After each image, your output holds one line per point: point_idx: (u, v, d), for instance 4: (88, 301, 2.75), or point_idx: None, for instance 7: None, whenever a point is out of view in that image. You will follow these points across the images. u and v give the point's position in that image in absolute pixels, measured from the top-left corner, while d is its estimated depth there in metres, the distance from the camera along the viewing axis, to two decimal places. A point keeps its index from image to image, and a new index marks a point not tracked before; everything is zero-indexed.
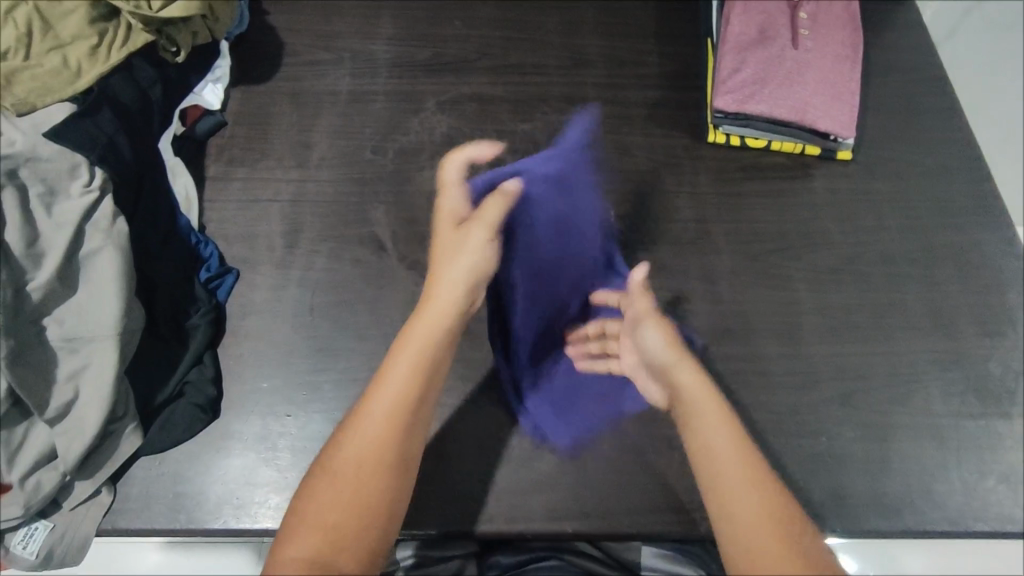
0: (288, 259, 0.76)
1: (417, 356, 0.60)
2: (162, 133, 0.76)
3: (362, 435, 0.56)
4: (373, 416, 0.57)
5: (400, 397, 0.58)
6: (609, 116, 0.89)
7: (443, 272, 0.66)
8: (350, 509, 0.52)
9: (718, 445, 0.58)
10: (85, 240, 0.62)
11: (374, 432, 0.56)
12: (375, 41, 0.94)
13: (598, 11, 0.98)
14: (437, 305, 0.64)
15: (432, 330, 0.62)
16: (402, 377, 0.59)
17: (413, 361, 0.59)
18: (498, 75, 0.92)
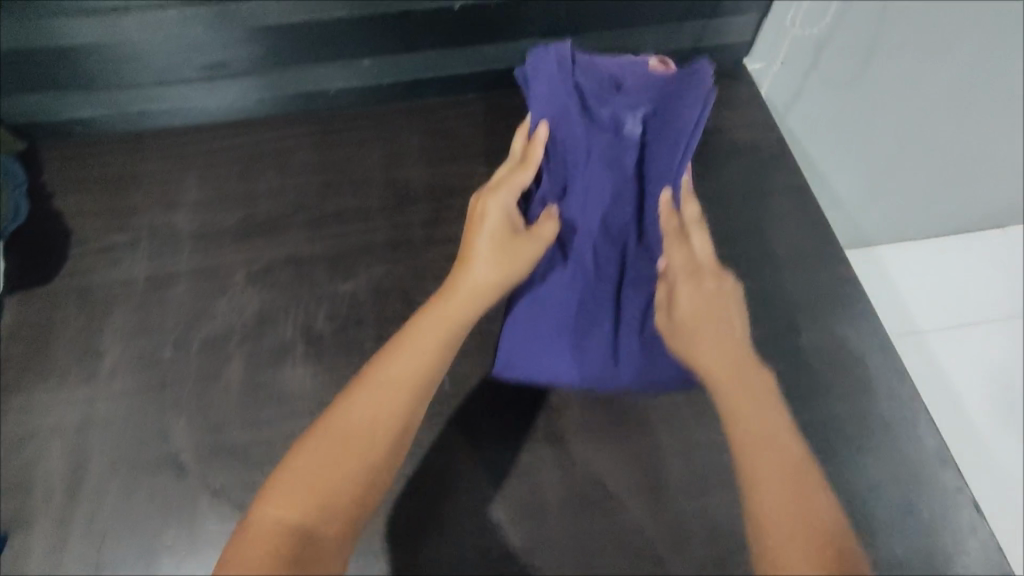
0: (69, 506, 0.66)
1: (402, 390, 0.52)
2: None
3: (357, 418, 0.50)
4: (363, 403, 0.50)
5: (414, 371, 0.53)
6: (440, 256, 0.82)
7: (482, 267, 0.60)
8: (341, 493, 0.47)
9: (769, 455, 0.47)
10: None
11: (379, 401, 0.51)
12: (176, 210, 0.86)
13: (421, 138, 0.92)
14: (463, 290, 0.59)
15: (460, 304, 0.58)
16: (431, 339, 0.55)
17: (413, 358, 0.53)
18: (316, 229, 0.84)
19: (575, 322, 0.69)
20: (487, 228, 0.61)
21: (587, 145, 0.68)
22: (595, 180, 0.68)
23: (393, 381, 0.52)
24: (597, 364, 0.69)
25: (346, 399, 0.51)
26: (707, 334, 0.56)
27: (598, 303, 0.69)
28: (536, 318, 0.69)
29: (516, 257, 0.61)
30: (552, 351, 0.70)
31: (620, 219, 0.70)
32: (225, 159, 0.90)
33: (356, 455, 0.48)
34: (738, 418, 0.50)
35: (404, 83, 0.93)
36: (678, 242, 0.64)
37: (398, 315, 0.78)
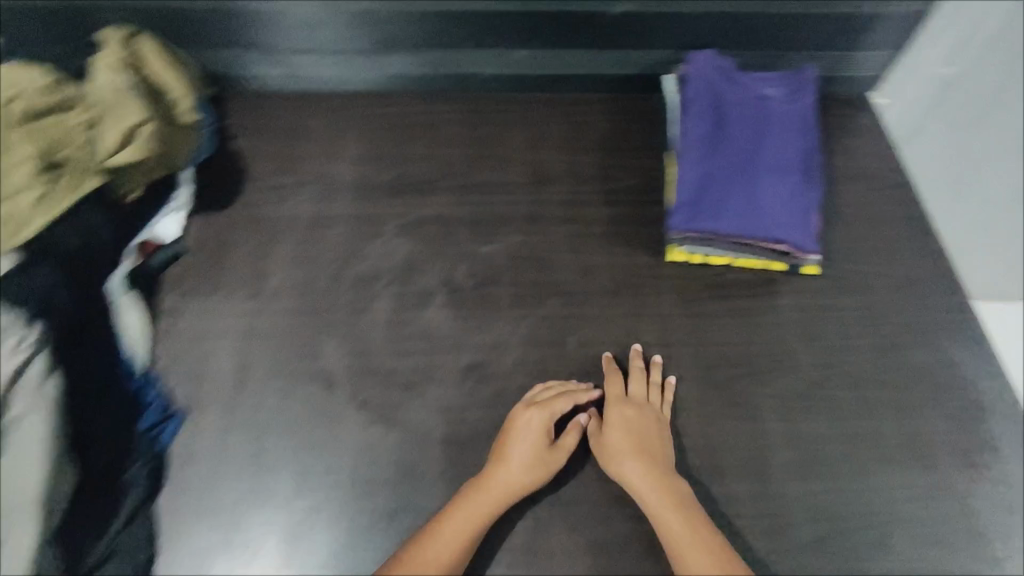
0: (235, 398, 0.74)
1: (433, 570, 0.63)
2: (111, 272, 0.76)
3: (421, 565, 0.63)
4: (422, 554, 0.64)
5: (434, 568, 0.63)
6: (569, 234, 0.89)
7: (519, 470, 0.68)
8: None
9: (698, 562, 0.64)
10: (11, 404, 0.59)
11: (428, 564, 0.63)
12: (337, 163, 0.95)
13: (558, 127, 1.00)
14: (496, 483, 0.68)
15: (499, 496, 0.67)
16: (474, 521, 0.66)
17: (439, 550, 0.64)
18: (461, 195, 0.92)
19: (723, 179, 0.84)
20: (519, 438, 0.70)
21: (735, 89, 0.90)
22: (741, 111, 0.88)
23: (429, 573, 0.63)
24: (736, 229, 0.81)
25: (404, 560, 0.63)
26: (637, 458, 0.70)
27: (741, 167, 0.84)
28: (691, 176, 0.84)
29: (541, 461, 0.70)
30: (701, 203, 0.83)
31: (746, 202, 0.82)
32: (381, 125, 1.00)
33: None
34: (682, 556, 0.65)
35: (546, 74, 1.00)
36: (632, 407, 0.74)
37: (529, 280, 0.85)
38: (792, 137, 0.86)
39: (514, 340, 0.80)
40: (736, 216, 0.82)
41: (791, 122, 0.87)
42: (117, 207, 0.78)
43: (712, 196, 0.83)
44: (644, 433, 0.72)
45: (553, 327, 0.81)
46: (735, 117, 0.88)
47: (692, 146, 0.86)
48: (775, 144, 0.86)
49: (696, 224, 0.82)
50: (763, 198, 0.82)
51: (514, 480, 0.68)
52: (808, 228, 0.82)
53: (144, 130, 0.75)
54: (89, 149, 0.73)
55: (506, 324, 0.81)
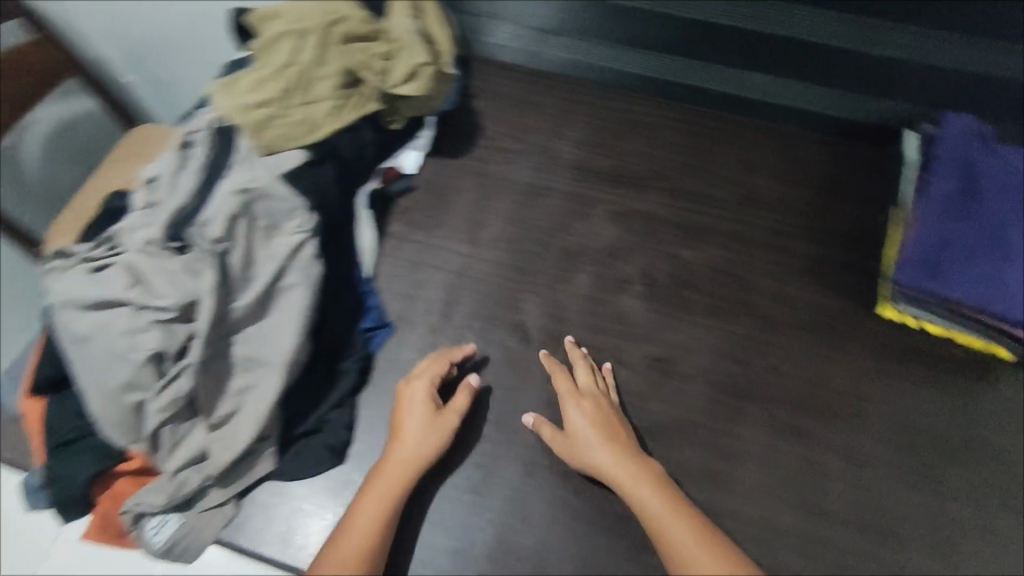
0: (438, 327, 0.80)
1: (373, 524, 0.63)
2: (360, 188, 0.85)
3: (359, 519, 0.63)
4: (357, 532, 0.63)
5: (371, 525, 0.63)
6: (774, 261, 0.88)
7: (405, 444, 0.68)
8: None
9: (684, 542, 0.62)
10: (288, 273, 0.68)
11: (365, 517, 0.64)
12: (561, 141, 1.00)
13: (776, 157, 0.99)
14: (400, 456, 0.67)
15: (398, 468, 0.66)
16: (378, 494, 0.65)
17: (372, 503, 0.65)
18: (672, 198, 0.94)
19: (965, 245, 0.79)
20: (415, 409, 0.70)
21: (996, 157, 0.84)
22: (999, 180, 0.82)
23: (366, 529, 0.63)
24: (970, 297, 0.77)
25: (337, 541, 0.62)
26: (605, 446, 0.68)
27: (990, 236, 0.79)
28: (927, 235, 0.81)
29: (435, 434, 0.69)
30: (935, 264, 0.79)
31: (987, 272, 0.77)
32: (606, 116, 1.03)
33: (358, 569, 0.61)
34: (667, 540, 0.62)
35: (776, 104, 1.00)
36: (575, 404, 0.72)
37: (728, 295, 0.85)
38: None
39: (704, 348, 0.80)
40: (972, 286, 0.77)
41: None
42: (382, 132, 0.86)
43: (948, 259, 0.79)
44: (571, 430, 0.70)
45: (745, 347, 0.81)
46: (991, 184, 0.82)
47: (935, 206, 0.82)
48: None
49: (924, 283, 0.79)
50: (1010, 273, 0.77)
51: (415, 452, 0.67)
52: None
53: (426, 71, 0.83)
54: (381, 77, 0.82)
55: (698, 330, 0.82)
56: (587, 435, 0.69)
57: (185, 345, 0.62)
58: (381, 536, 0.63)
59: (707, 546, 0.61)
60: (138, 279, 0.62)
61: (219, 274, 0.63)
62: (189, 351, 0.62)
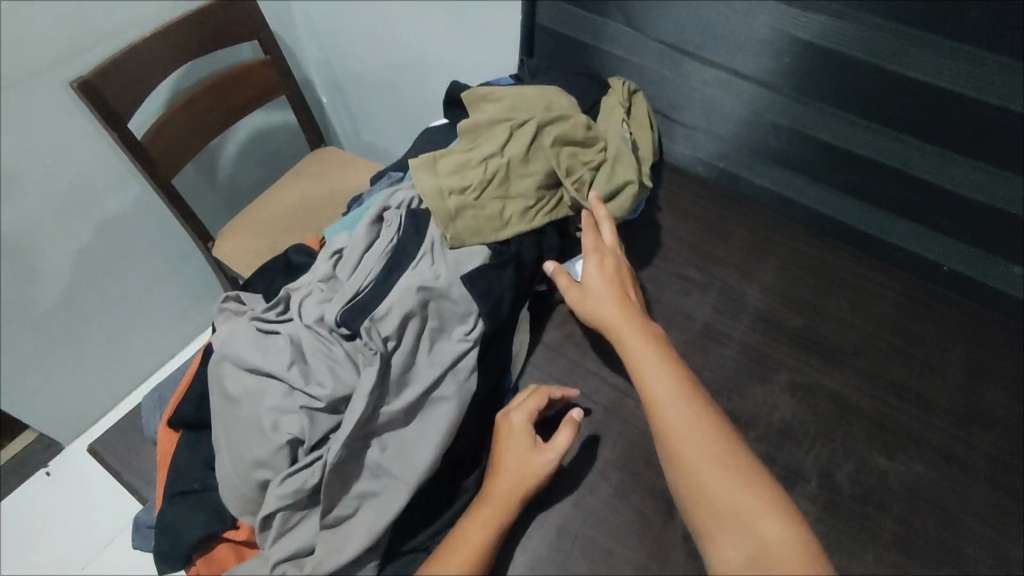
0: (574, 467, 0.71)
1: (476, 546, 0.60)
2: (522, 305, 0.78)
3: (460, 542, 0.61)
4: (453, 565, 0.59)
5: (475, 549, 0.60)
6: (992, 501, 0.71)
7: (512, 463, 0.65)
8: None
9: (689, 441, 0.60)
10: (444, 383, 0.63)
11: (466, 536, 0.61)
12: (748, 281, 0.89)
13: (1012, 367, 0.82)
14: (506, 479, 0.64)
15: (504, 491, 0.63)
16: (482, 527, 0.61)
17: (477, 525, 0.62)
18: (871, 384, 0.80)
19: None
20: (516, 432, 0.67)
21: None
22: None
23: (470, 542, 0.61)
24: None
25: (434, 565, 0.59)
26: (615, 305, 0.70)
27: None
28: None
29: (536, 462, 0.65)
30: None
31: None
32: (805, 266, 0.92)
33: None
34: (672, 439, 0.61)
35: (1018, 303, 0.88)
36: (596, 259, 0.73)
37: (926, 532, 0.69)
38: None
39: None
40: None
41: None
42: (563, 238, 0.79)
43: None
44: (588, 288, 0.72)
45: None
46: None
47: None
48: None
49: None
50: None
51: (521, 475, 0.64)
52: None
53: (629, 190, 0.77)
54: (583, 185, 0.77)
55: (881, 565, 0.67)
56: (599, 291, 0.71)
57: (325, 436, 0.59)
58: (483, 559, 0.60)
59: (712, 444, 0.60)
60: (300, 356, 0.61)
61: (380, 374, 0.59)
62: (327, 444, 0.59)
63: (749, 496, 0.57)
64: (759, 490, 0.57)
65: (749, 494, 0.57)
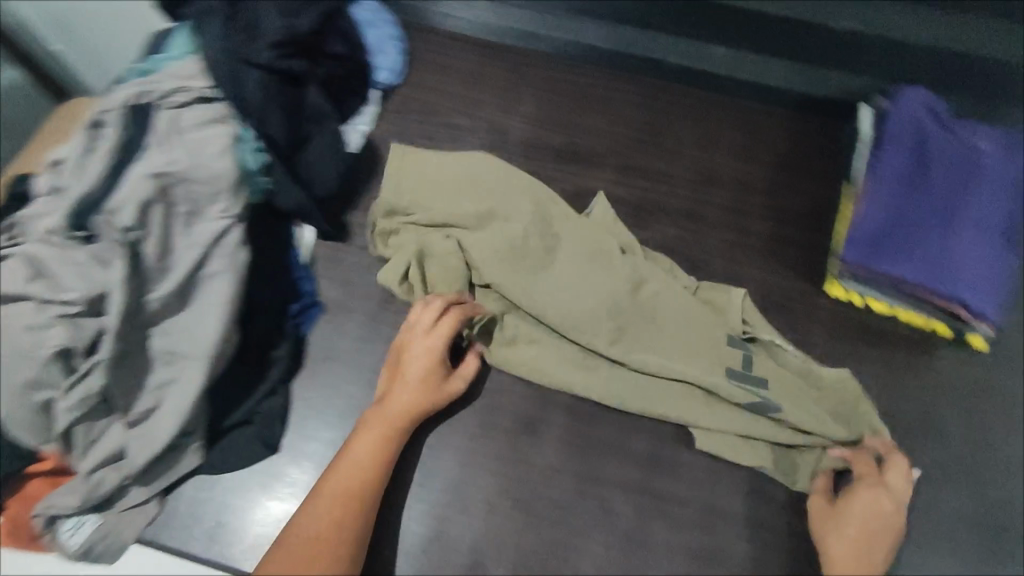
0: (379, 312, 0.77)
1: (376, 460, 0.63)
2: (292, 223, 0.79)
3: (354, 458, 0.63)
4: (346, 473, 0.62)
5: (370, 465, 0.62)
6: (726, 241, 0.86)
7: (412, 378, 0.67)
8: (310, 568, 0.56)
9: None
10: (211, 260, 0.64)
11: (362, 456, 0.63)
12: (511, 116, 0.95)
13: (737, 134, 0.95)
14: (404, 394, 0.66)
15: (416, 413, 0.66)
16: (374, 438, 0.64)
17: (372, 437, 0.64)
18: (624, 176, 0.91)
19: (906, 225, 0.80)
20: (417, 345, 0.68)
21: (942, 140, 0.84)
22: (944, 160, 0.82)
23: (368, 462, 0.62)
24: (911, 271, 0.78)
25: (330, 476, 0.61)
26: (857, 534, 0.61)
27: (928, 217, 0.80)
28: (873, 213, 0.81)
29: (441, 389, 0.67)
30: (882, 243, 0.80)
31: (927, 252, 0.78)
32: (559, 90, 0.98)
33: (349, 506, 0.60)
34: None
35: (749, 80, 0.96)
36: (886, 492, 0.63)
37: None
38: (997, 200, 0.80)
39: None
40: (917, 266, 0.78)
41: (999, 187, 0.81)
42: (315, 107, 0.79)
43: (892, 238, 0.80)
44: (847, 516, 0.63)
45: None
46: (937, 162, 0.83)
47: (882, 186, 0.82)
48: (978, 203, 0.80)
49: (869, 264, 0.79)
50: (949, 251, 0.78)
51: (414, 391, 0.66)
52: (989, 293, 0.76)
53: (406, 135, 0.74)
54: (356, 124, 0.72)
55: None
56: (856, 530, 0.62)
57: (95, 341, 0.59)
58: (379, 475, 0.63)
59: None
60: (40, 272, 0.57)
61: (131, 265, 0.59)
62: (100, 347, 0.58)
63: None
64: None
65: None
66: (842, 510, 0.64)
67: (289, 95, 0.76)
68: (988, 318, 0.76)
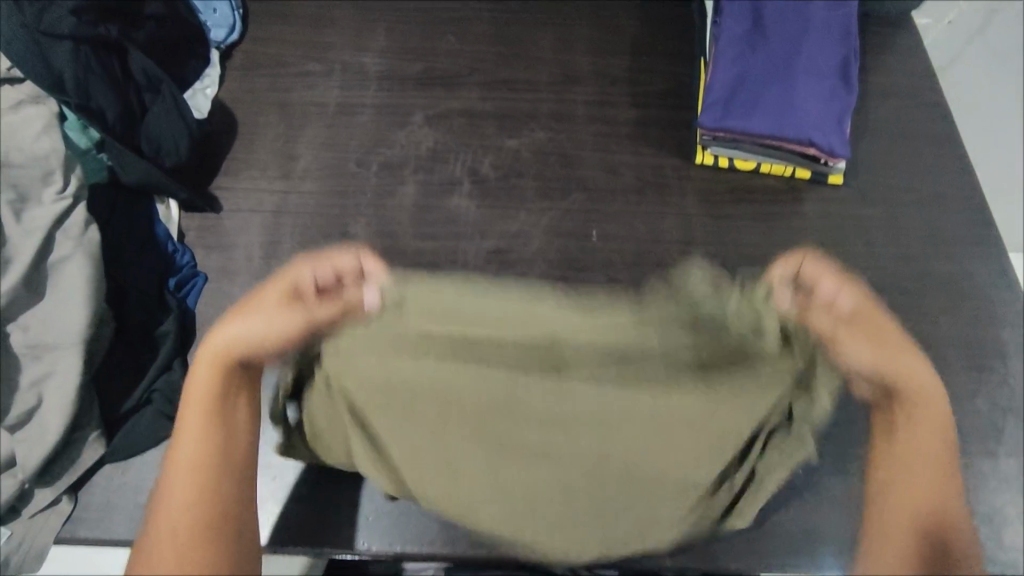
0: (264, 270, 0.76)
1: (202, 416, 0.57)
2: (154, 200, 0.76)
3: (193, 421, 0.57)
4: (190, 447, 0.56)
5: (197, 433, 0.56)
6: (596, 134, 0.88)
7: (246, 318, 0.60)
8: (172, 542, 0.51)
9: (932, 444, 0.60)
10: (55, 246, 0.61)
11: (186, 418, 0.57)
12: (365, 53, 0.92)
13: (591, 29, 0.95)
14: (218, 342, 0.59)
15: (240, 352, 0.59)
16: (197, 404, 0.58)
17: (197, 398, 0.58)
18: (489, 90, 0.90)
19: (756, 82, 0.83)
20: (274, 288, 0.61)
21: None
22: (781, 15, 0.85)
23: (196, 424, 0.57)
24: (767, 124, 0.81)
25: (172, 451, 0.56)
26: (868, 343, 0.60)
27: (773, 72, 0.83)
28: (724, 76, 0.84)
29: (300, 314, 0.60)
30: (737, 103, 0.83)
31: (776, 103, 0.82)
32: (409, 17, 0.95)
33: (199, 477, 0.54)
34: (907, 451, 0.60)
35: None
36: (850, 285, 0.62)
37: (555, 174, 0.85)
38: (831, 46, 0.84)
39: (536, 230, 0.81)
40: (772, 117, 0.81)
41: (831, 33, 0.85)
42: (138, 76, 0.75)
43: (744, 97, 0.83)
44: (854, 323, 0.61)
45: (577, 221, 0.82)
46: (773, 20, 0.85)
47: (729, 49, 0.85)
48: (813, 52, 0.84)
49: (728, 124, 0.82)
50: (795, 99, 0.82)
51: (249, 329, 0.59)
52: (835, 131, 0.81)
53: None
54: None
55: (530, 215, 0.82)
56: (860, 333, 0.60)
57: None
58: (213, 441, 0.56)
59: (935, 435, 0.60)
60: None
61: None
62: None
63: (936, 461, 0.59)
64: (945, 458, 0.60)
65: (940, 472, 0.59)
66: (848, 380, 0.61)
67: (108, 66, 0.72)
68: (839, 154, 0.81)
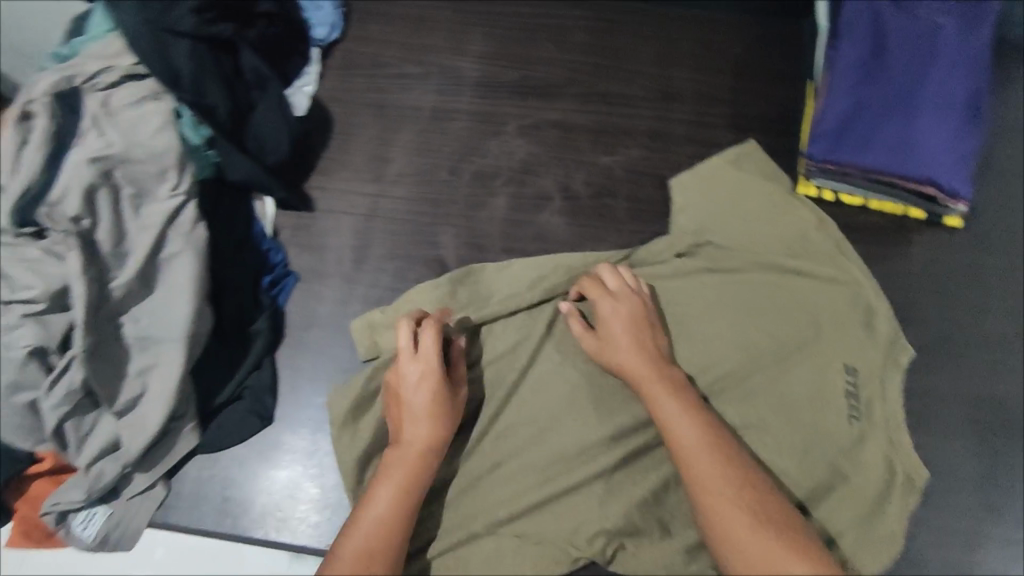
0: (353, 274, 0.77)
1: (391, 506, 0.56)
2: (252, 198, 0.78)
3: (372, 509, 0.56)
4: (366, 530, 0.54)
5: (387, 524, 0.55)
6: (693, 156, 0.85)
7: (416, 429, 0.60)
8: None
9: (683, 437, 0.57)
10: (168, 242, 0.63)
11: (397, 506, 0.56)
12: (462, 57, 0.91)
13: (693, 44, 0.92)
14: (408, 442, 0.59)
15: (421, 461, 0.58)
16: (393, 484, 0.57)
17: (390, 483, 0.57)
18: (584, 103, 0.88)
19: (870, 115, 0.78)
20: (423, 389, 0.61)
21: (901, 23, 0.80)
22: (906, 42, 0.79)
23: (381, 515, 0.55)
24: (879, 161, 0.77)
25: (348, 530, 0.54)
26: (627, 333, 0.65)
27: (891, 104, 0.78)
28: (835, 106, 0.79)
29: (448, 417, 0.61)
30: (847, 136, 0.78)
31: (891, 140, 0.77)
32: (508, 22, 0.93)
33: (370, 573, 0.52)
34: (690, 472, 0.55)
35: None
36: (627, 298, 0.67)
37: (649, 196, 0.83)
38: (963, 76, 0.77)
39: None
40: (886, 155, 0.77)
41: (964, 61, 0.78)
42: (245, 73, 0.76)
43: (855, 130, 0.78)
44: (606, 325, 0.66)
45: None
46: (897, 46, 0.79)
47: (844, 76, 0.79)
48: (940, 84, 0.77)
49: (835, 157, 0.78)
50: (913, 136, 0.77)
51: (426, 432, 0.60)
52: (955, 173, 0.75)
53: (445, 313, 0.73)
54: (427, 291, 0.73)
55: (620, 237, 0.81)
56: (609, 316, 0.66)
57: (69, 336, 0.60)
58: (397, 538, 0.55)
59: (709, 441, 0.56)
60: None
61: (86, 254, 0.60)
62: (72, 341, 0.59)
63: (717, 457, 0.55)
64: (726, 452, 0.56)
65: (726, 475, 0.54)
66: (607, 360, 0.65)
67: (221, 63, 0.74)
68: (961, 197, 0.75)
